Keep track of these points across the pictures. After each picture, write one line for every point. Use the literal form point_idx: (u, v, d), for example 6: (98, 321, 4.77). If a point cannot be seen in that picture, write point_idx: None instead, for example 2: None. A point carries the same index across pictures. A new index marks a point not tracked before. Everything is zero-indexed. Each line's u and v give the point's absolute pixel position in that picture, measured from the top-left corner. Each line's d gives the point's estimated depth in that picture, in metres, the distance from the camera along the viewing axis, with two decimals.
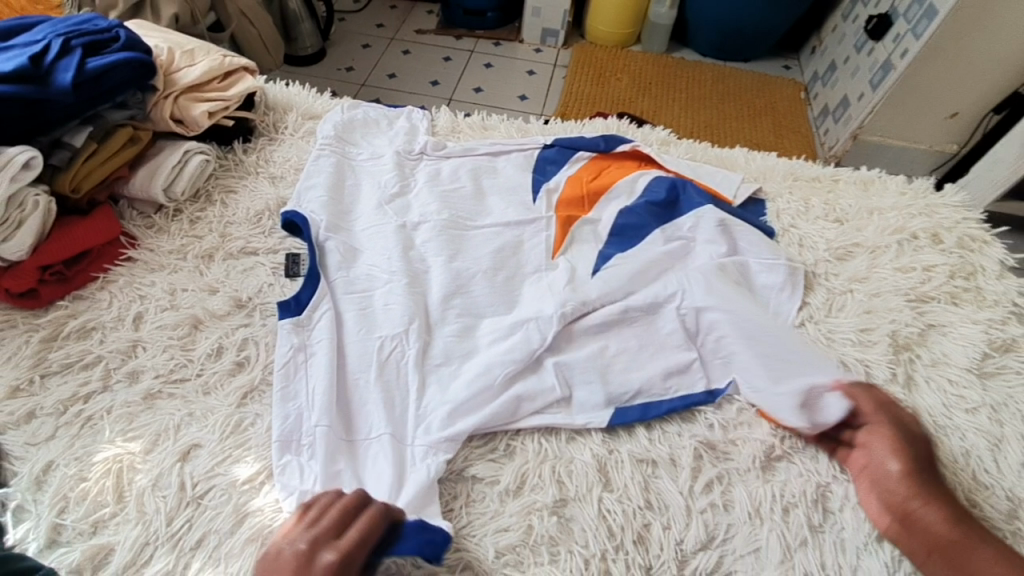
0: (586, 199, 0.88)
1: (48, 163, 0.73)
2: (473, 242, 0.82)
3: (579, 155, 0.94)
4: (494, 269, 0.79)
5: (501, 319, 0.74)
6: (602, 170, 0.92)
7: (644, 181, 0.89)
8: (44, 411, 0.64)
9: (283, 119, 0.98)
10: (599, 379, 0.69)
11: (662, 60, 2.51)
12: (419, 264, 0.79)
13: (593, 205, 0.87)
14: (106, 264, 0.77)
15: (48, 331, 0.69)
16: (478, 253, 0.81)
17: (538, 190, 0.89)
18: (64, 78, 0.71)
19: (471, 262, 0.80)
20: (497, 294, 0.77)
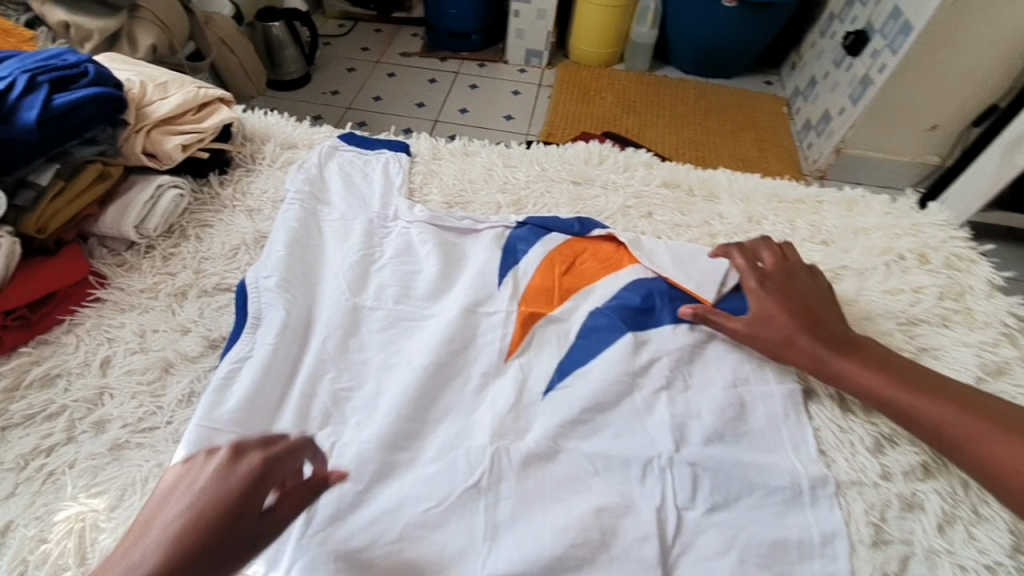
0: (555, 287, 0.78)
1: (12, 204, 0.71)
2: (424, 332, 0.73)
3: (553, 236, 0.83)
4: (437, 362, 0.69)
5: (432, 433, 0.65)
6: (575, 256, 0.81)
7: (620, 277, 0.78)
8: (3, 467, 0.61)
9: (261, 150, 0.97)
10: (531, 516, 0.58)
11: (646, 79, 2.53)
12: (354, 360, 0.71)
13: (561, 301, 0.76)
14: (72, 305, 0.74)
15: (10, 381, 0.66)
16: (422, 343, 0.72)
17: (505, 271, 0.79)
18: (28, 116, 0.69)
19: (415, 355, 0.70)
20: (449, 366, 0.70)
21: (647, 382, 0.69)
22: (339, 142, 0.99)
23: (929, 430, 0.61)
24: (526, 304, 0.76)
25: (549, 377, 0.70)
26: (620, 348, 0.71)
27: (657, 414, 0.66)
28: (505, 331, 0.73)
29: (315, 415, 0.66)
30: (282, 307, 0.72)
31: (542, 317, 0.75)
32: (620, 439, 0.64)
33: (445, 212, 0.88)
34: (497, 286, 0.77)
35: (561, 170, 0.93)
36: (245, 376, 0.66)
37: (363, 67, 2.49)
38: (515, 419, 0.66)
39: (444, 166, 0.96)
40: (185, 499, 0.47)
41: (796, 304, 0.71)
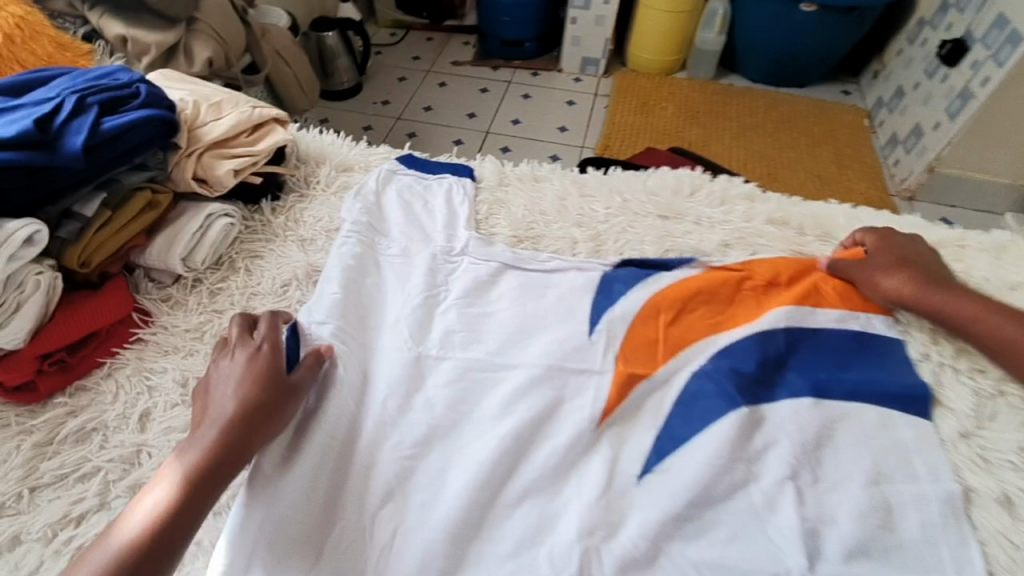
0: (655, 343, 0.67)
1: (56, 236, 0.66)
2: (498, 391, 0.64)
3: (661, 277, 0.72)
4: (517, 432, 0.60)
5: (504, 525, 0.56)
6: (684, 301, 0.70)
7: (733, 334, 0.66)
8: (30, 537, 0.54)
9: (315, 173, 0.90)
10: None
11: (709, 88, 2.38)
12: (415, 420, 0.61)
13: (670, 356, 0.66)
14: (114, 347, 0.68)
15: (43, 435, 0.60)
16: (498, 407, 0.62)
17: (597, 318, 0.69)
18: (75, 141, 0.64)
19: (489, 422, 0.61)
20: (522, 442, 0.60)
21: (762, 472, 0.57)
22: (397, 165, 0.91)
23: (960, 325, 0.63)
24: (625, 363, 0.65)
25: (644, 457, 0.59)
26: (737, 423, 0.58)
27: (780, 516, 0.54)
28: (599, 396, 0.63)
29: (372, 493, 0.58)
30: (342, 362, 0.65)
31: (640, 382, 0.64)
32: (735, 544, 0.53)
33: (525, 251, 0.78)
34: (588, 338, 0.67)
35: (646, 202, 0.82)
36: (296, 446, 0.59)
37: (414, 76, 2.44)
38: (605, 509, 0.56)
39: (512, 194, 0.87)
40: (225, 382, 0.58)
41: (891, 250, 0.71)
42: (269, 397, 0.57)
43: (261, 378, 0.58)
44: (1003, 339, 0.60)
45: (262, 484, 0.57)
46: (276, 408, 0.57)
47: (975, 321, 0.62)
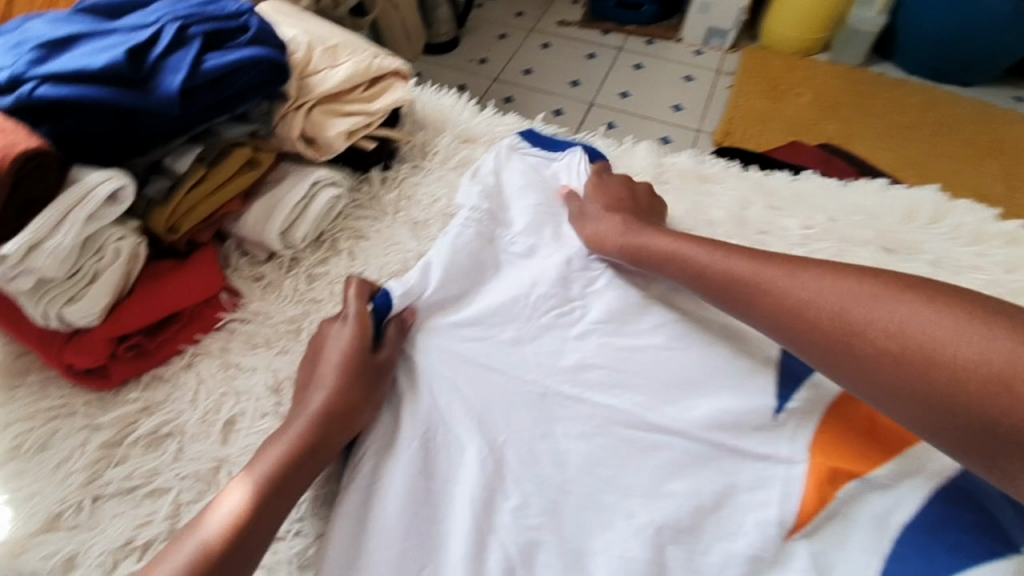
0: (875, 430, 0.48)
1: (143, 194, 0.56)
2: (647, 456, 0.50)
3: None
4: (680, 523, 0.47)
5: None
6: None
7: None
8: (88, 561, 0.45)
9: (434, 141, 0.76)
10: None
11: (854, 75, 2.03)
12: (544, 478, 0.50)
13: (891, 453, 0.47)
14: (197, 332, 0.57)
15: (112, 434, 0.50)
16: (648, 480, 0.49)
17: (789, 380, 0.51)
18: (172, 81, 0.52)
19: (635, 501, 0.48)
20: (679, 543, 0.47)
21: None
22: (520, 140, 0.73)
23: (928, 385, 0.37)
24: (826, 451, 0.48)
25: None
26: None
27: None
28: (789, 494, 0.46)
29: (486, 571, 0.46)
30: (453, 390, 0.53)
31: (852, 482, 0.46)
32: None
33: None
34: (773, 416, 0.49)
35: (862, 228, 0.63)
36: (396, 491, 0.49)
37: (517, 34, 2.23)
38: None
39: (673, 193, 0.69)
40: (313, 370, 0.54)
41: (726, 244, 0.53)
42: (359, 379, 0.51)
43: (349, 359, 0.51)
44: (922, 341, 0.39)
45: (354, 528, 0.48)
46: (366, 394, 0.51)
47: (951, 383, 0.37)
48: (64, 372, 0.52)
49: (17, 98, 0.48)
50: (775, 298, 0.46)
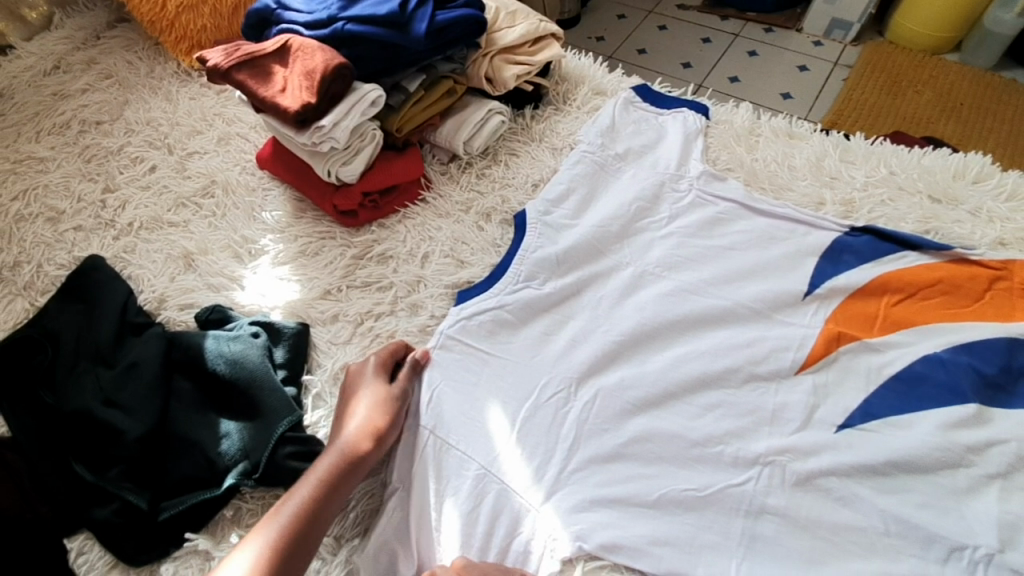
0: (878, 318, 0.68)
1: (387, 103, 0.83)
2: (705, 309, 0.71)
3: (902, 255, 0.71)
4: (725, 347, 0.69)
5: (702, 419, 0.63)
6: (922, 286, 0.69)
7: (965, 328, 0.65)
8: (345, 317, 0.73)
9: (574, 91, 0.99)
10: (784, 539, 0.55)
11: (984, 78, 1.91)
12: (626, 315, 0.71)
13: (883, 331, 0.67)
14: (407, 201, 0.85)
15: (359, 251, 0.79)
16: (704, 321, 0.70)
17: (819, 282, 0.71)
18: (420, 27, 0.78)
19: (695, 330, 0.70)
20: (724, 369, 0.66)
21: (981, 462, 0.57)
22: (635, 96, 0.95)
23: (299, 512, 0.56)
24: (836, 323, 0.68)
25: (848, 413, 0.62)
26: (964, 413, 0.60)
27: (982, 503, 0.55)
28: (805, 343, 0.67)
29: (580, 366, 0.67)
30: (568, 249, 0.76)
31: (853, 342, 0.66)
32: (928, 511, 0.55)
33: (758, 195, 0.80)
34: (802, 296, 0.70)
35: (917, 180, 0.78)
36: (520, 302, 0.72)
37: (636, 15, 2.27)
38: (803, 439, 0.61)
39: (762, 144, 0.87)
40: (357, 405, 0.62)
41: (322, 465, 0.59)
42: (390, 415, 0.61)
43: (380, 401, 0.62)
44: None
45: (497, 322, 0.70)
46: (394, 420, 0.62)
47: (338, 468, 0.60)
48: (332, 211, 0.82)
49: (334, 31, 0.78)
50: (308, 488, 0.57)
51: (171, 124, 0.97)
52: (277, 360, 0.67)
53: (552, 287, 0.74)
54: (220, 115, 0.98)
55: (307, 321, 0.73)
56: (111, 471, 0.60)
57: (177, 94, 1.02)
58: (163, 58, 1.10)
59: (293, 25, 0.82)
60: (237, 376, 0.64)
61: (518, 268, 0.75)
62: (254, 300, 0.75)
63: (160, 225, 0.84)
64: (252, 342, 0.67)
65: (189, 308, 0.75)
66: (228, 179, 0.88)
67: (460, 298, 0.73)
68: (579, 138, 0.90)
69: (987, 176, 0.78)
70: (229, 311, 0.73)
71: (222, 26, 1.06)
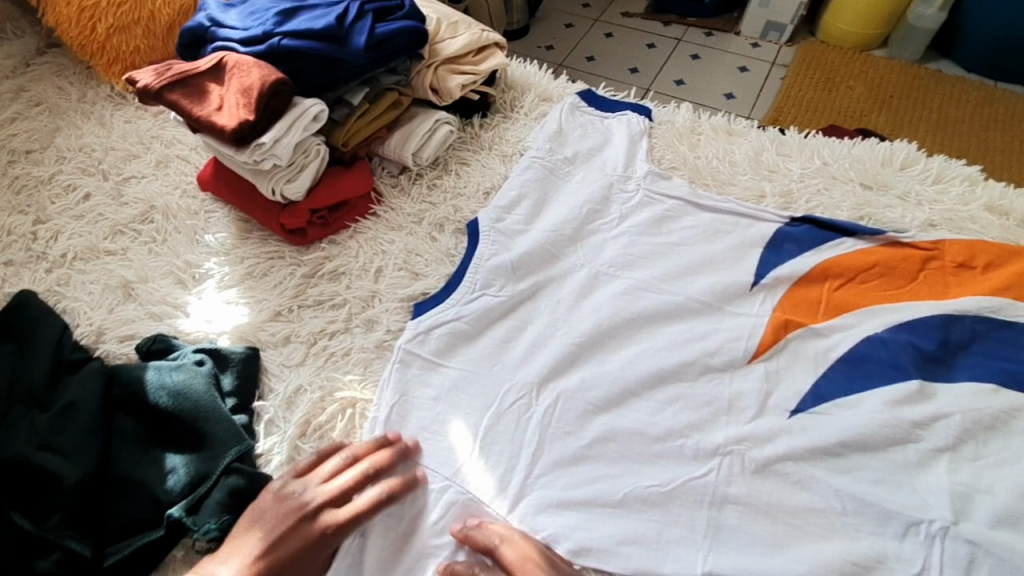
0: (821, 304, 0.70)
1: (330, 117, 0.81)
2: (659, 305, 0.72)
3: (839, 241, 0.75)
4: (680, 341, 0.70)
5: (662, 414, 0.64)
6: (860, 269, 0.72)
7: (901, 307, 0.68)
8: (298, 338, 0.71)
9: (520, 99, 1.00)
10: (749, 527, 0.56)
11: (910, 71, 2.03)
12: (583, 317, 0.72)
13: (827, 315, 0.69)
14: (358, 216, 0.84)
15: (309, 269, 0.77)
16: (659, 318, 0.71)
17: (764, 272, 0.73)
18: (359, 41, 0.78)
19: (651, 328, 0.71)
20: (680, 364, 0.67)
21: (927, 437, 0.60)
22: (580, 101, 0.96)
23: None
24: (784, 311, 0.70)
25: (800, 397, 0.64)
26: (906, 390, 0.62)
27: (931, 475, 0.58)
28: (755, 332, 0.68)
29: (539, 371, 0.67)
30: (523, 254, 0.76)
31: (800, 328, 0.68)
32: (881, 486, 0.57)
33: (703, 191, 0.82)
34: (750, 287, 0.72)
35: (849, 168, 0.82)
36: (476, 312, 0.71)
37: (583, 24, 2.32)
38: (759, 426, 0.62)
39: (704, 141, 0.90)
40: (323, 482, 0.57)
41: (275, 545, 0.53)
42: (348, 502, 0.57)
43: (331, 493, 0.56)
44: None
45: (454, 334, 0.69)
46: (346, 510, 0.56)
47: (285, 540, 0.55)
48: (279, 230, 0.80)
49: (269, 46, 0.76)
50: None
51: (105, 149, 0.93)
52: (225, 388, 0.64)
53: (508, 293, 0.74)
54: (157, 137, 0.94)
55: (257, 344, 0.70)
56: (47, 521, 0.56)
57: (110, 118, 0.98)
58: (95, 82, 1.05)
59: (227, 42, 0.81)
60: (181, 407, 0.61)
61: (473, 277, 0.74)
62: (199, 327, 0.72)
63: (96, 255, 0.80)
64: (196, 370, 0.63)
65: (130, 340, 0.71)
66: (168, 203, 0.85)
67: (415, 312, 0.72)
68: (528, 145, 0.91)
69: (915, 159, 0.82)
70: (173, 339, 0.70)
71: (156, 46, 1.02)
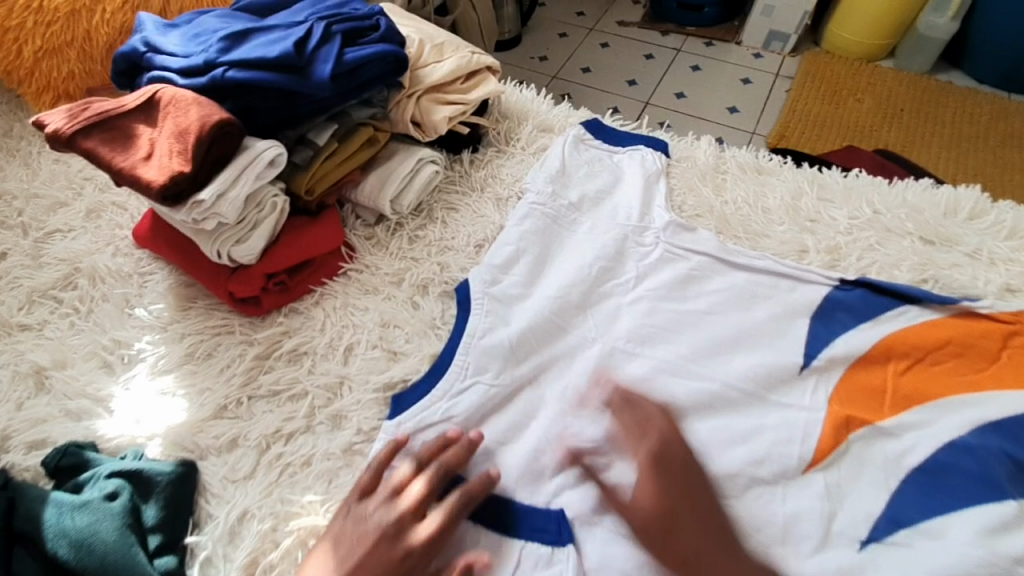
0: (885, 392, 0.58)
1: (290, 160, 0.67)
2: (689, 395, 0.60)
3: (899, 310, 0.62)
4: (717, 438, 0.57)
5: None
6: (929, 350, 0.60)
7: (987, 399, 0.56)
8: (247, 442, 0.58)
9: (516, 130, 0.87)
10: None
11: (922, 83, 1.93)
12: (599, 412, 0.59)
13: (894, 409, 0.57)
14: (324, 277, 0.70)
15: (263, 348, 0.63)
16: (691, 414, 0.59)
17: (813, 351, 0.61)
18: (324, 70, 0.64)
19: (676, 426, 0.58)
20: (719, 474, 0.55)
21: None
22: (584, 132, 0.84)
23: None
24: (841, 404, 0.58)
25: (871, 521, 0.52)
26: (1002, 514, 0.50)
27: None
28: (809, 434, 0.56)
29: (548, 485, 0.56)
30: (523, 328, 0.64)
31: (863, 428, 0.56)
32: None
33: (734, 245, 0.70)
34: (798, 370, 0.60)
35: (906, 219, 0.70)
36: (469, 407, 0.59)
37: (577, 34, 2.20)
38: (823, 563, 0.50)
39: (730, 183, 0.77)
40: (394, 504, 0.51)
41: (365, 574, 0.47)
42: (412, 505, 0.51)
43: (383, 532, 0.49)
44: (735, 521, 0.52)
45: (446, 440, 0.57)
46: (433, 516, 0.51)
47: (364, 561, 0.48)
48: (227, 299, 0.66)
49: (211, 79, 0.62)
50: None
51: (26, 195, 0.78)
52: (146, 523, 0.51)
53: (506, 380, 0.61)
54: (91, 179, 0.80)
55: (198, 453, 0.57)
56: None
57: (37, 156, 0.83)
58: (25, 112, 0.91)
59: (164, 73, 0.67)
60: (86, 563, 0.47)
61: (464, 358, 0.61)
62: (124, 430, 0.58)
63: (4, 331, 0.66)
64: (107, 508, 0.49)
65: (38, 447, 0.57)
66: (94, 264, 0.70)
67: (392, 408, 0.59)
68: (526, 187, 0.78)
69: (981, 207, 0.70)
70: (89, 452, 0.56)
71: (94, 70, 0.89)
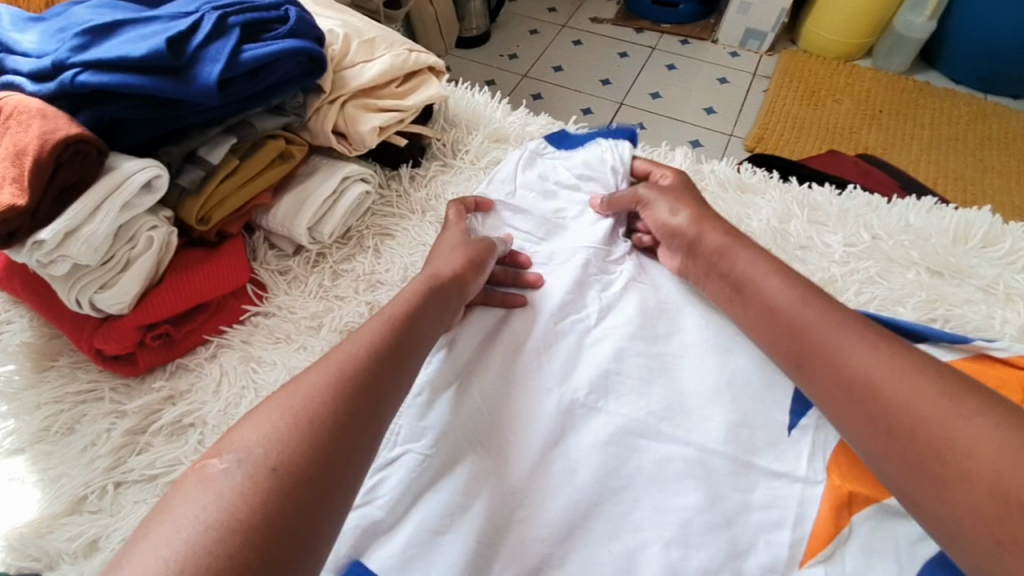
0: None
1: (175, 183, 0.55)
2: (662, 466, 0.49)
3: None
4: (697, 522, 0.46)
5: None
6: None
7: None
8: (107, 545, 0.45)
9: (465, 139, 0.76)
10: None
11: (899, 84, 1.86)
12: (555, 490, 0.48)
13: None
14: (222, 324, 0.58)
15: (136, 421, 0.51)
16: (666, 492, 0.47)
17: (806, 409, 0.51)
18: (210, 71, 0.51)
19: (646, 512, 0.47)
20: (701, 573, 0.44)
21: None
22: (545, 145, 0.73)
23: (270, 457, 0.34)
24: (843, 478, 0.48)
25: None
26: None
27: None
28: (803, 516, 0.46)
29: None
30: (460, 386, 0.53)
31: (868, 505, 0.46)
32: None
33: None
34: (786, 432, 0.50)
35: (909, 247, 0.61)
36: (391, 491, 0.47)
37: (549, 30, 2.09)
38: None
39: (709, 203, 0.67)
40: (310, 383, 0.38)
41: (297, 419, 0.36)
42: (339, 383, 0.39)
43: (304, 410, 0.36)
44: (853, 370, 0.42)
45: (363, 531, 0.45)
46: (319, 501, 0.33)
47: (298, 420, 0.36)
48: (93, 356, 0.53)
49: (61, 84, 0.50)
50: (279, 450, 0.34)
51: None
52: None
53: (441, 453, 0.49)
54: None
55: (39, 565, 0.44)
56: None
57: None
58: None
59: (14, 74, 0.54)
60: None
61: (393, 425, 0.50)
62: None
63: None
64: None
65: None
66: None
67: None
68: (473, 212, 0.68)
69: (990, 232, 0.61)
70: None
71: None
